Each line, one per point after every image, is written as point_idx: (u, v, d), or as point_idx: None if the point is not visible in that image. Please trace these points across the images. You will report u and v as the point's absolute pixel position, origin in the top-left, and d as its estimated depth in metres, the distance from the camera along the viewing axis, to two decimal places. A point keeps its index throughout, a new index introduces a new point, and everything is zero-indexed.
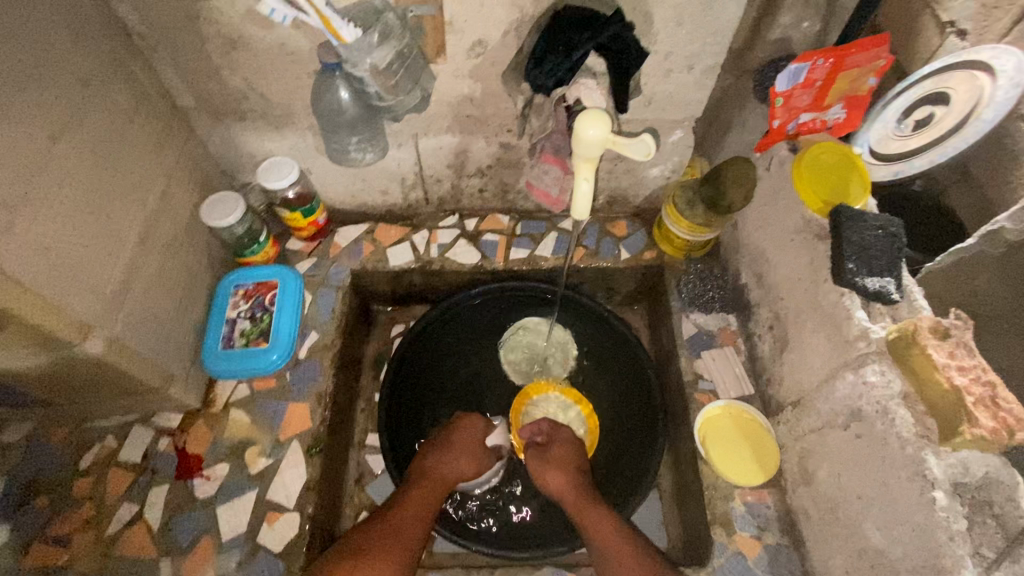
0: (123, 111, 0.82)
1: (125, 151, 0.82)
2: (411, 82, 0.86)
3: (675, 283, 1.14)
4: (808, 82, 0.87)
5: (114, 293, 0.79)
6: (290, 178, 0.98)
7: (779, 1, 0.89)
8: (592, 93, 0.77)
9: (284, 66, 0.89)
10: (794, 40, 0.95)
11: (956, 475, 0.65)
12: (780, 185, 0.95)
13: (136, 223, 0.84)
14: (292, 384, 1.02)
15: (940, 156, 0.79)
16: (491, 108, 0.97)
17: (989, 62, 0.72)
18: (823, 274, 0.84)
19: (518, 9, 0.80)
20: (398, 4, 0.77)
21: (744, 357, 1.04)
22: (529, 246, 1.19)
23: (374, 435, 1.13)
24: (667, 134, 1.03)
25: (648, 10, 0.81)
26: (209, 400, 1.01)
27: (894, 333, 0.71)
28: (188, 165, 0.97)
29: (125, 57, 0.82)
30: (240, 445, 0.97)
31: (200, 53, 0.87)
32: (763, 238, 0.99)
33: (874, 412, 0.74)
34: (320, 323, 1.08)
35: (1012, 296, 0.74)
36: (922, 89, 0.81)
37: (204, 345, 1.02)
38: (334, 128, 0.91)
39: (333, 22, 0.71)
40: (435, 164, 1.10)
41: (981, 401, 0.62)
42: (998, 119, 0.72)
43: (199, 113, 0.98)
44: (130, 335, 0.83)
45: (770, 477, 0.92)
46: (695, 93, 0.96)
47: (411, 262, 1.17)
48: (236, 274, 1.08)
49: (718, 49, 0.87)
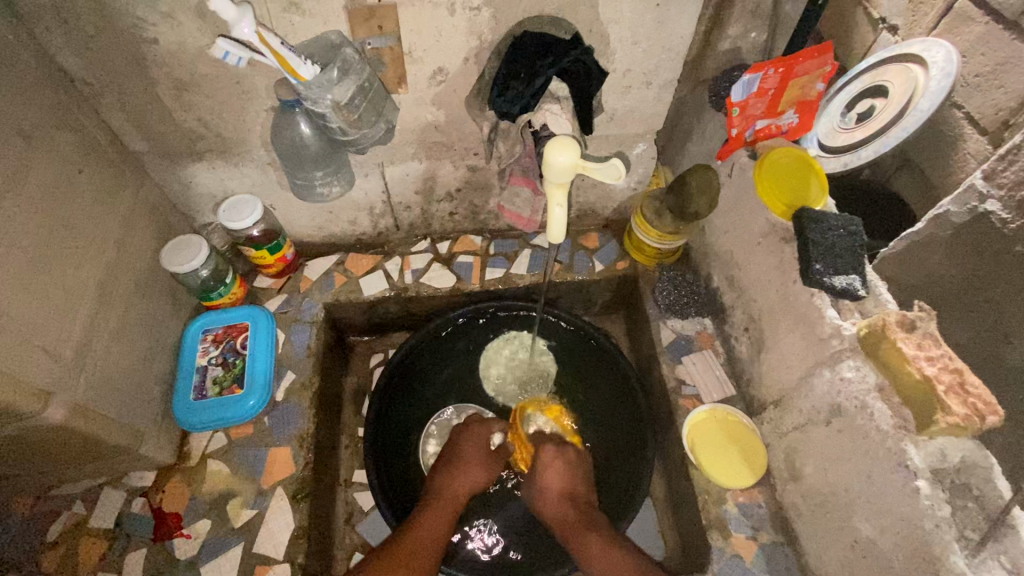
0: (70, 163, 0.78)
1: (76, 204, 0.78)
2: (375, 115, 0.85)
3: (651, 291, 1.15)
4: (762, 91, 0.90)
5: (72, 354, 0.75)
6: (253, 216, 0.95)
7: (727, 15, 0.92)
8: (558, 119, 0.79)
9: (240, 104, 0.87)
10: (743, 51, 0.98)
11: (935, 462, 0.67)
12: (743, 191, 0.97)
13: (92, 279, 0.80)
14: (271, 429, 0.99)
15: (883, 146, 0.81)
16: (457, 133, 0.97)
17: (922, 54, 0.77)
18: (791, 275, 0.87)
19: (477, 36, 0.80)
20: (355, 38, 0.78)
21: (723, 359, 1.06)
22: (504, 265, 1.19)
23: (361, 471, 1.11)
24: (631, 147, 1.05)
25: (604, 31, 0.82)
26: (184, 453, 0.96)
27: (864, 329, 0.74)
28: (144, 211, 0.94)
29: (68, 105, 0.79)
30: (220, 499, 0.93)
31: (150, 96, 0.83)
32: (731, 243, 1.02)
33: (853, 407, 0.76)
34: (296, 362, 1.05)
35: (958, 275, 0.77)
36: (862, 82, 0.86)
37: (174, 397, 0.98)
38: (297, 164, 0.89)
39: (289, 60, 0.69)
40: (403, 191, 1.09)
41: (952, 388, 0.65)
42: (933, 108, 0.74)
43: (152, 157, 0.94)
44: (93, 396, 0.79)
45: (759, 476, 0.93)
46: (654, 107, 0.98)
47: (385, 291, 1.15)
48: (203, 319, 1.04)
49: (674, 64, 0.90)
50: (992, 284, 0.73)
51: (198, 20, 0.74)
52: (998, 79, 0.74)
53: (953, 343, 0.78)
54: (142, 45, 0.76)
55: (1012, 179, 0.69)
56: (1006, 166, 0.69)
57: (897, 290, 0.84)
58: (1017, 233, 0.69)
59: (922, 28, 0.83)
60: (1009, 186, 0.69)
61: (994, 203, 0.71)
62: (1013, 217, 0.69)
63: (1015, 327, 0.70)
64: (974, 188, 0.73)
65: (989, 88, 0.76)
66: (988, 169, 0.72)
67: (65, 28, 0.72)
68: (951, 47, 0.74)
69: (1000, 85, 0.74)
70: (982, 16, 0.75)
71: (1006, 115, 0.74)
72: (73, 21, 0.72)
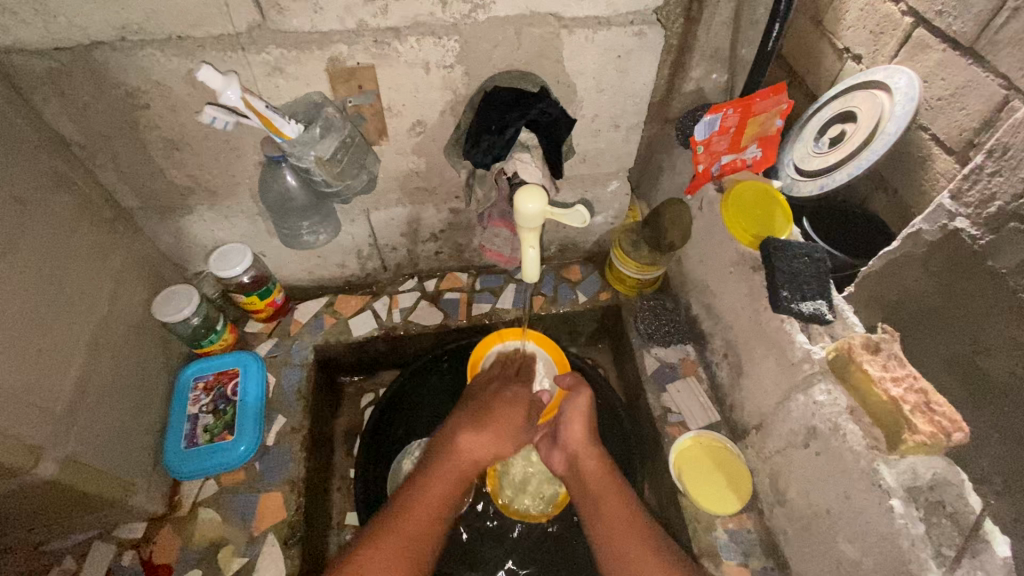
0: (66, 222, 0.82)
1: (70, 261, 0.82)
2: (356, 167, 0.89)
3: (633, 320, 1.18)
4: (723, 129, 0.95)
5: (64, 408, 0.77)
6: (242, 264, 0.99)
7: (686, 60, 0.99)
8: (527, 167, 0.83)
9: (229, 160, 0.91)
10: (706, 91, 1.04)
11: (907, 481, 0.69)
12: (713, 222, 1.01)
13: (84, 333, 0.83)
14: (262, 474, 0.99)
15: (856, 168, 0.86)
16: (437, 178, 1.02)
17: (886, 81, 0.86)
18: (762, 302, 0.90)
19: (451, 90, 0.86)
20: (335, 97, 0.83)
21: (707, 385, 1.09)
22: (490, 300, 1.22)
23: (353, 513, 1.10)
24: (605, 184, 1.10)
25: (571, 82, 0.88)
26: (175, 502, 0.97)
27: (832, 352, 0.78)
28: (136, 264, 0.96)
29: (64, 168, 0.83)
30: (211, 547, 0.93)
31: (142, 156, 0.88)
32: (706, 272, 1.05)
33: (827, 429, 0.78)
34: (287, 405, 1.07)
35: (940, 292, 0.78)
36: (833, 110, 0.93)
37: (165, 445, 0.99)
38: (284, 215, 0.93)
39: (273, 120, 0.74)
40: (389, 234, 1.13)
41: (917, 407, 0.68)
42: (900, 128, 0.82)
43: (144, 213, 0.97)
44: (84, 449, 0.80)
45: (746, 502, 0.94)
46: (624, 148, 1.03)
47: (374, 330, 1.17)
48: (193, 366, 1.06)
49: (639, 108, 0.95)
50: (969, 299, 0.75)
51: (188, 87, 0.79)
52: (959, 101, 0.83)
53: (938, 356, 0.80)
54: (136, 111, 0.81)
55: (976, 199, 0.73)
56: (970, 186, 0.73)
57: (879, 306, 0.86)
58: (986, 251, 0.72)
59: (885, 55, 0.93)
60: (974, 206, 0.73)
61: (963, 221, 0.74)
62: (982, 234, 0.72)
63: (995, 341, 0.73)
64: (942, 208, 0.76)
65: (952, 110, 0.85)
66: (954, 190, 0.75)
67: (61, 97, 0.77)
68: (911, 74, 0.83)
69: (962, 106, 0.83)
70: (940, 44, 0.85)
71: (970, 135, 0.83)
72: (69, 91, 0.76)
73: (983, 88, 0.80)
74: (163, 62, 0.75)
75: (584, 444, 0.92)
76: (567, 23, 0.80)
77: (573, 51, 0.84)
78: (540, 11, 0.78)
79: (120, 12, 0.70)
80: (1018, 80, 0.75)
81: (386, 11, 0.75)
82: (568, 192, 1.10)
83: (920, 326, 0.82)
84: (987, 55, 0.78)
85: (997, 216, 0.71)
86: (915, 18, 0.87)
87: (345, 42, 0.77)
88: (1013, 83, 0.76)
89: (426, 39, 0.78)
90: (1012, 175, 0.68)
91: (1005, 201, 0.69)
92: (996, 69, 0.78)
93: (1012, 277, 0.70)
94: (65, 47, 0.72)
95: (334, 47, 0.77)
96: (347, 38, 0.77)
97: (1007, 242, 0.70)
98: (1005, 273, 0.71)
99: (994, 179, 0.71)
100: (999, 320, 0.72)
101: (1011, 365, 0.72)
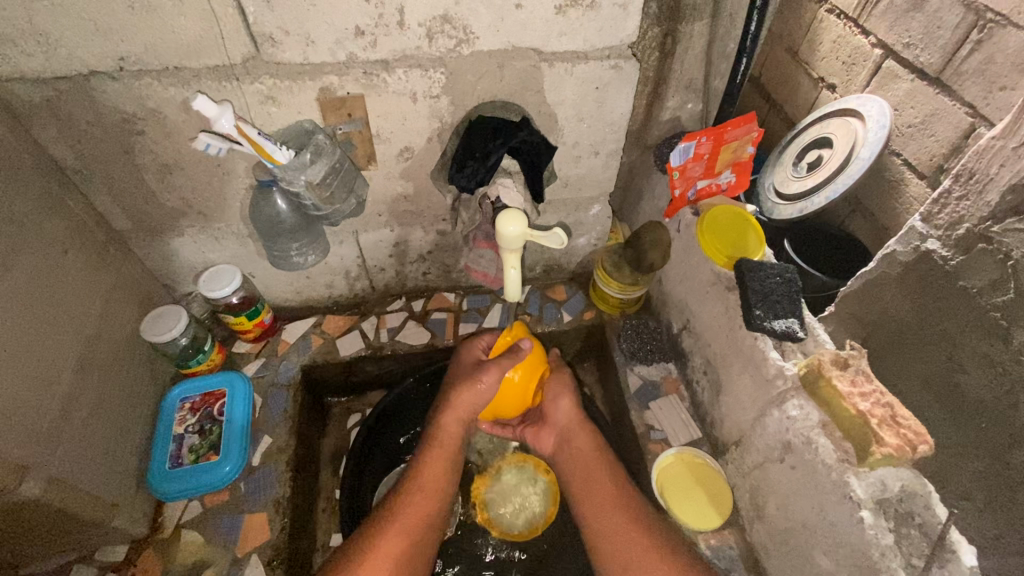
0: (57, 244, 0.83)
1: (61, 283, 0.83)
2: (346, 191, 0.92)
3: (617, 338, 1.21)
4: (698, 155, 0.99)
5: (50, 428, 0.77)
6: (232, 285, 1.00)
7: (663, 90, 1.04)
8: (509, 191, 0.89)
9: (219, 184, 0.93)
10: (683, 119, 1.09)
11: (877, 492, 0.72)
12: (691, 244, 1.05)
13: (71, 354, 0.83)
14: (247, 495, 0.99)
15: (833, 191, 0.90)
16: (424, 202, 1.05)
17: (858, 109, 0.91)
18: (738, 321, 0.94)
19: (438, 119, 0.90)
20: (326, 124, 0.87)
21: (689, 403, 1.11)
22: (477, 319, 1.25)
23: (338, 535, 1.10)
24: (587, 208, 1.14)
25: (552, 112, 0.93)
26: (158, 524, 0.96)
27: (804, 368, 0.81)
28: (126, 286, 0.98)
29: (59, 192, 0.85)
30: (193, 569, 0.92)
31: (136, 179, 0.90)
32: (685, 291, 1.09)
33: (801, 443, 0.81)
34: (272, 426, 1.07)
35: (913, 309, 0.82)
36: (810, 135, 0.98)
37: (149, 467, 0.99)
38: (274, 236, 0.95)
39: (265, 147, 0.77)
40: (377, 256, 1.15)
41: (885, 421, 0.72)
42: (873, 154, 0.86)
43: (134, 234, 0.99)
44: (70, 470, 0.80)
45: (727, 517, 0.96)
46: (604, 173, 1.07)
47: (362, 350, 1.19)
48: (181, 387, 1.07)
49: (618, 136, 1.00)
50: (942, 317, 0.78)
51: (183, 114, 0.82)
52: (929, 128, 0.89)
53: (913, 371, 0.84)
54: (131, 137, 0.83)
55: (946, 221, 0.75)
56: (940, 209, 0.76)
57: (857, 325, 0.90)
58: (959, 270, 0.75)
59: (857, 85, 0.99)
60: (945, 228, 0.76)
61: (934, 242, 0.77)
62: (953, 255, 0.75)
63: (968, 356, 0.76)
64: (915, 230, 0.79)
65: (922, 136, 0.90)
66: (925, 213, 0.78)
67: (59, 122, 0.79)
68: (881, 102, 0.88)
69: (932, 133, 0.89)
70: (907, 74, 0.91)
71: (941, 159, 0.88)
72: (67, 118, 0.79)
73: (950, 116, 0.85)
74: (159, 92, 0.79)
75: (573, 425, 1.03)
76: (548, 57, 0.85)
77: (553, 81, 0.88)
78: (521, 45, 0.83)
79: (119, 44, 0.73)
80: (982, 109, 0.81)
81: (376, 44, 0.79)
82: (551, 215, 1.14)
83: (894, 343, 0.85)
84: (953, 85, 0.84)
85: (966, 237, 0.73)
86: (884, 50, 0.93)
87: (336, 73, 0.81)
88: (978, 112, 0.82)
89: (413, 71, 0.83)
90: (979, 199, 0.71)
91: (972, 223, 0.72)
92: (962, 98, 0.83)
93: (984, 295, 0.73)
94: (64, 76, 0.75)
95: (325, 78, 0.81)
96: (338, 70, 0.81)
97: (977, 261, 0.72)
98: (976, 292, 0.73)
99: (961, 203, 0.73)
100: (971, 336, 0.75)
101: (986, 381, 0.75)
